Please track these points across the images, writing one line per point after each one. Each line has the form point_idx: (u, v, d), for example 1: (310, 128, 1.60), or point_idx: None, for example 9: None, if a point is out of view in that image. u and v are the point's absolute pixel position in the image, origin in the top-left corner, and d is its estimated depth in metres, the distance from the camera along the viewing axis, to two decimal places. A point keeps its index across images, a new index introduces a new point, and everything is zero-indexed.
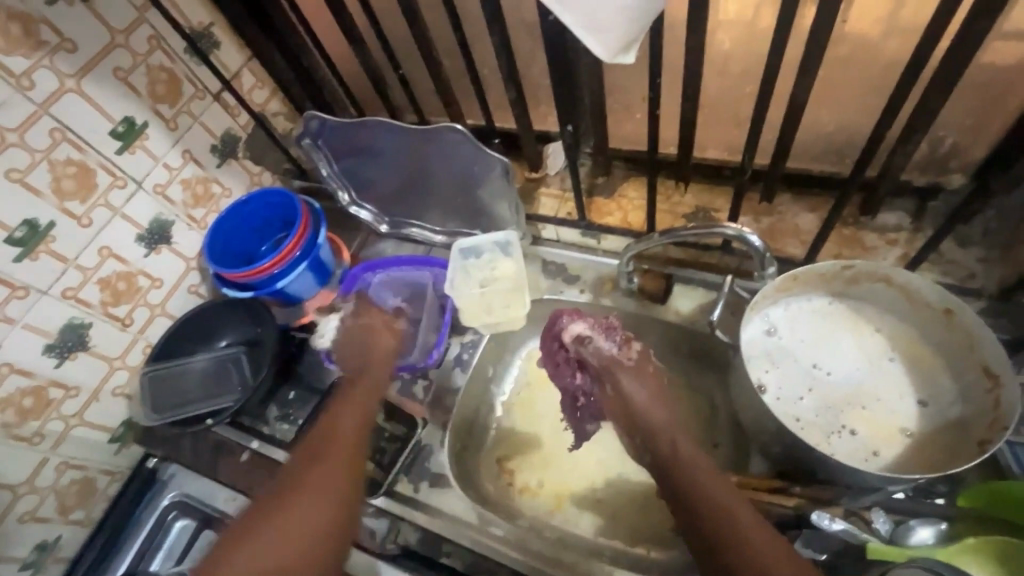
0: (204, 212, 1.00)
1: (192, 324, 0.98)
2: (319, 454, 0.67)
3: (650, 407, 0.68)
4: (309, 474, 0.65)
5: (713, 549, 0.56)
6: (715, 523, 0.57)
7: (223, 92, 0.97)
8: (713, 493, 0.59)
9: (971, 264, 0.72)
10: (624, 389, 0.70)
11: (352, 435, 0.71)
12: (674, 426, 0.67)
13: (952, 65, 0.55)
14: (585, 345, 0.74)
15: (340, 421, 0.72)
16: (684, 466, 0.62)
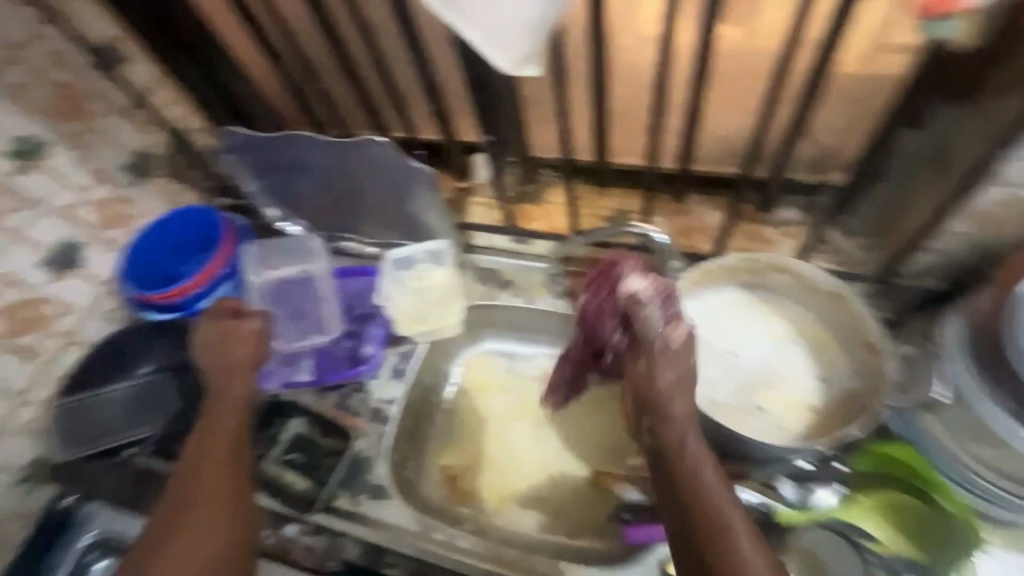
0: (118, 233, 0.96)
1: (110, 350, 0.93)
2: (191, 480, 0.70)
3: (677, 394, 0.61)
4: (190, 506, 0.68)
5: (693, 549, 0.55)
6: (701, 530, 0.55)
7: (135, 108, 0.94)
8: (708, 500, 0.56)
9: (855, 251, 0.81)
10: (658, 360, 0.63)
11: (225, 451, 0.74)
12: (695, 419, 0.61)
13: (815, 75, 0.62)
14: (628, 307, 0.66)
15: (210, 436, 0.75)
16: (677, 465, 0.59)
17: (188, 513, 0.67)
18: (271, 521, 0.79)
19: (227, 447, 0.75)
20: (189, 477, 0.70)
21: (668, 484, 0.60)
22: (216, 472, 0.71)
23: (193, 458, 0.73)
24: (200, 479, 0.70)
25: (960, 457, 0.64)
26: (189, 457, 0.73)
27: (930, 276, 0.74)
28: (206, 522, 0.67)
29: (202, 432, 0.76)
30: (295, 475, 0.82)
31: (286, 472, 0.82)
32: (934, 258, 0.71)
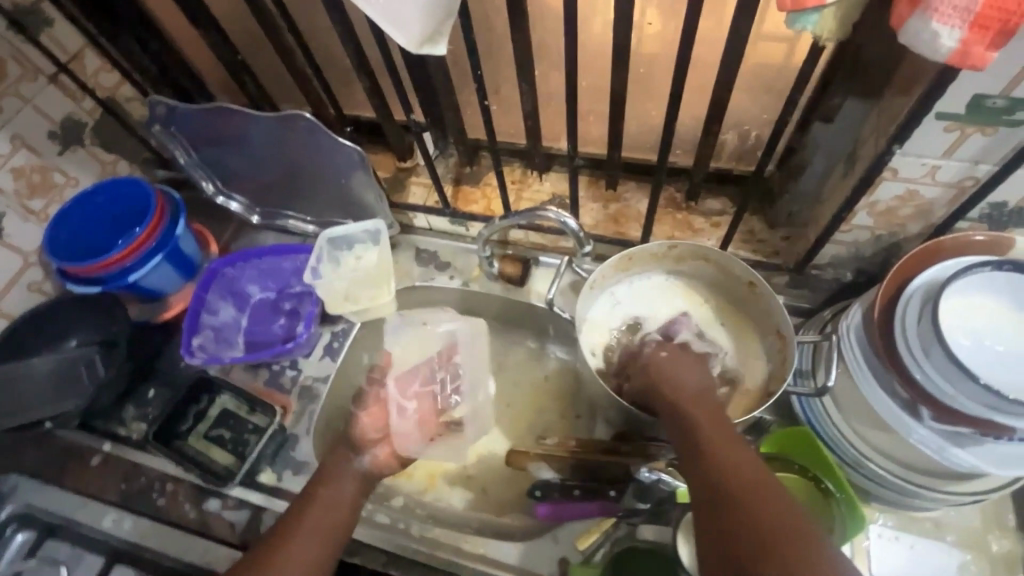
0: (44, 202, 0.93)
1: (32, 322, 0.91)
2: (307, 520, 0.68)
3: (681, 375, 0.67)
4: (305, 534, 0.66)
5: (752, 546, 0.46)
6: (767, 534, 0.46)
7: (61, 74, 0.91)
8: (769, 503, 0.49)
9: (777, 243, 0.82)
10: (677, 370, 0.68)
11: (335, 506, 0.70)
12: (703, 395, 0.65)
13: (730, 67, 0.62)
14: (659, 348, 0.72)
15: (322, 496, 0.70)
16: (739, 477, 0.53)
17: (296, 546, 0.65)
18: (194, 496, 0.81)
19: (348, 504, 0.71)
20: (302, 518, 0.68)
21: (733, 505, 0.50)
22: (333, 522, 0.68)
23: (311, 502, 0.70)
24: (314, 527, 0.67)
25: (856, 443, 0.66)
26: (310, 499, 0.70)
27: (843, 267, 0.75)
28: (303, 562, 0.64)
29: (322, 480, 0.72)
30: (220, 451, 0.82)
31: (211, 447, 0.83)
32: (843, 249, 0.73)
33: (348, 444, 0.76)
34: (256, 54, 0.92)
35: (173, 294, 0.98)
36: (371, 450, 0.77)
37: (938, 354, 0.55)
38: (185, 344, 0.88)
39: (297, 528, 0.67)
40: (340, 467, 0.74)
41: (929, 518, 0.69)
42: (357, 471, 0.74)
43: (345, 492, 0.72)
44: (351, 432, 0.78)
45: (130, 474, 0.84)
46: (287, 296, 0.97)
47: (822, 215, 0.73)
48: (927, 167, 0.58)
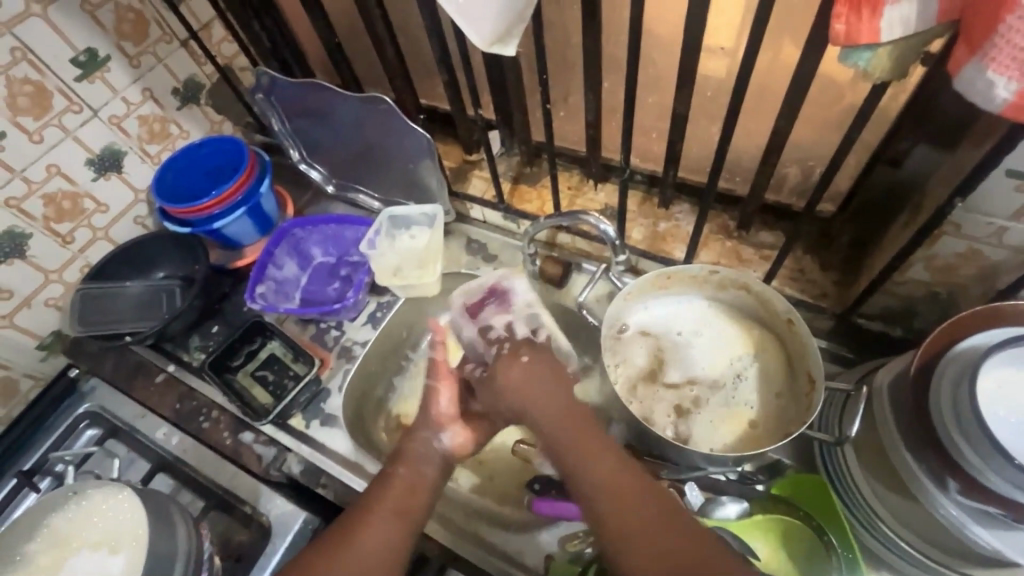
0: (158, 148, 1.06)
1: (131, 250, 1.04)
2: (385, 501, 0.69)
3: (509, 383, 0.73)
4: (382, 520, 0.68)
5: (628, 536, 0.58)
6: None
7: (191, 40, 1.04)
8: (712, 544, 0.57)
9: (827, 285, 0.79)
10: (534, 385, 0.72)
11: (412, 489, 0.71)
12: (542, 394, 0.72)
13: (796, 100, 0.62)
14: (513, 356, 0.75)
15: (406, 475, 0.73)
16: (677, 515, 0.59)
17: (373, 526, 0.67)
18: (233, 425, 0.89)
19: (426, 489, 0.72)
20: (379, 502, 0.69)
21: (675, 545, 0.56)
22: (411, 506, 0.70)
23: (389, 484, 0.72)
24: (393, 510, 0.69)
25: (872, 504, 0.63)
26: (388, 480, 0.72)
27: (892, 321, 0.72)
28: (382, 542, 0.66)
29: (402, 462, 0.74)
30: (261, 391, 0.91)
31: (255, 385, 0.92)
32: (894, 302, 0.70)
33: (424, 423, 0.78)
34: (355, 40, 1.01)
35: (248, 245, 1.09)
36: (450, 431, 0.78)
37: (971, 423, 0.51)
38: (249, 290, 0.97)
39: (376, 509, 0.69)
40: (418, 448, 0.76)
41: None
42: (438, 454, 0.76)
43: (426, 477, 0.73)
44: (426, 413, 0.80)
45: (184, 395, 0.94)
46: (345, 263, 1.05)
47: (877, 263, 0.70)
48: (994, 227, 0.55)
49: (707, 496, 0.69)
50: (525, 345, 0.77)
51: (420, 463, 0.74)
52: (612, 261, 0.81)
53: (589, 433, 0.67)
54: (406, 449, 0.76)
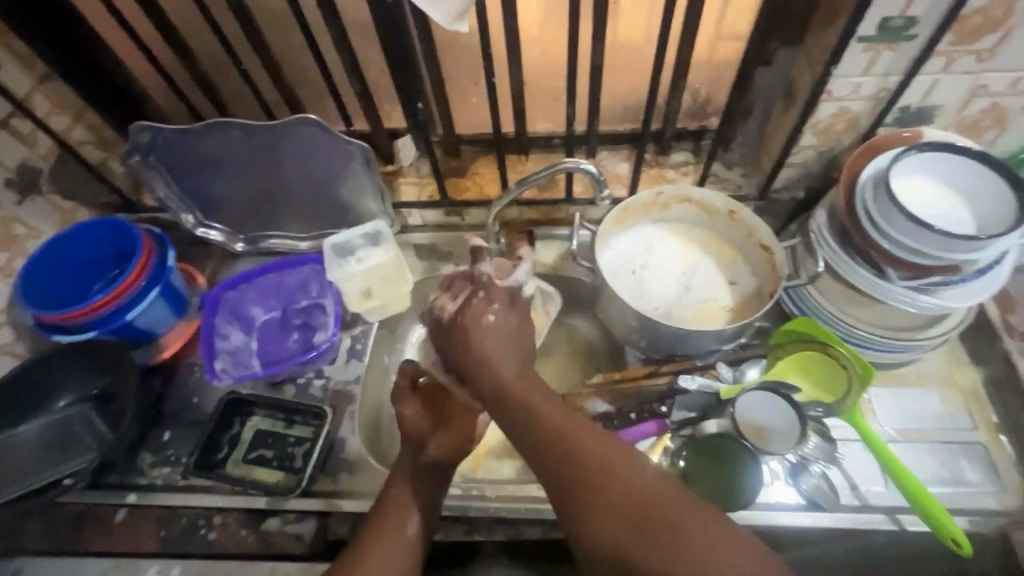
0: (8, 256, 0.88)
1: (18, 388, 0.84)
2: (394, 519, 0.68)
3: (484, 339, 0.66)
4: (383, 538, 0.66)
5: (574, 473, 0.56)
6: (647, 512, 0.52)
7: (13, 117, 0.85)
8: (629, 479, 0.55)
9: (737, 179, 0.96)
10: (504, 343, 0.66)
11: (408, 498, 0.70)
12: (506, 351, 0.66)
13: (692, 25, 0.76)
14: (481, 309, 0.68)
15: (405, 493, 0.70)
16: (594, 467, 0.56)
17: (381, 542, 0.65)
18: (248, 520, 0.77)
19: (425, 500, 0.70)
20: (387, 520, 0.68)
21: (593, 502, 0.54)
22: (424, 521, 0.69)
23: (392, 505, 0.69)
24: (403, 525, 0.67)
25: (847, 320, 0.80)
26: (388, 500, 0.70)
27: (796, 188, 0.91)
28: (394, 555, 0.65)
29: (394, 481, 0.72)
30: (266, 470, 0.80)
31: (255, 469, 0.80)
32: (796, 170, 0.88)
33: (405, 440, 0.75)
34: (230, 79, 0.93)
35: (166, 333, 0.93)
36: (432, 443, 0.74)
37: (899, 218, 0.69)
38: (209, 368, 0.85)
39: (387, 525, 0.67)
40: (408, 464, 0.73)
41: (911, 371, 0.83)
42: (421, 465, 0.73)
43: (418, 489, 0.71)
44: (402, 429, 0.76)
45: (166, 518, 0.78)
46: (296, 310, 0.96)
47: (773, 146, 0.89)
48: (853, 85, 0.74)
49: (733, 368, 0.80)
50: (499, 293, 0.71)
51: (410, 479, 0.72)
52: (599, 199, 0.83)
53: (527, 376, 0.64)
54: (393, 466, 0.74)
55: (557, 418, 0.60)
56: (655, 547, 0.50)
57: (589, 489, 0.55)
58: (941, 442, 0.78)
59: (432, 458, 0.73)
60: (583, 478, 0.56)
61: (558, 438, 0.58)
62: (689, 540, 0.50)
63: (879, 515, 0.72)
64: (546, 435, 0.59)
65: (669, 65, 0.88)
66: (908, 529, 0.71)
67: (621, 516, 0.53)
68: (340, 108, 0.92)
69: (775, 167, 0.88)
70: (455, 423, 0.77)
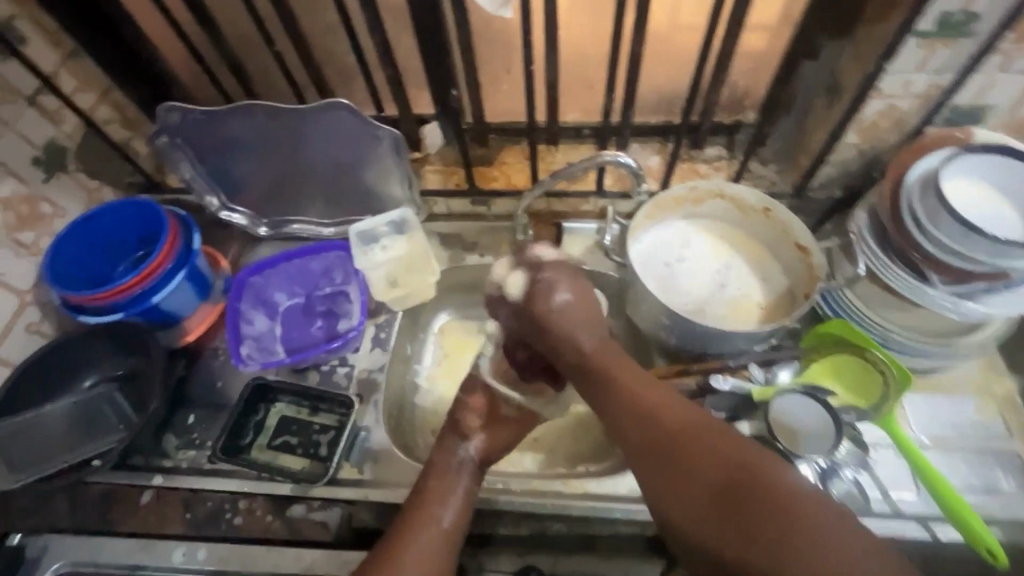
0: (34, 235, 0.86)
1: (45, 367, 0.84)
2: (431, 512, 0.68)
3: (561, 314, 0.72)
4: (419, 528, 0.66)
5: (654, 434, 0.61)
6: (731, 482, 0.55)
7: (40, 94, 0.84)
8: (707, 440, 0.59)
9: (772, 176, 0.94)
10: (572, 319, 0.72)
11: (449, 493, 0.70)
12: (585, 324, 0.72)
13: (738, 16, 0.74)
14: (550, 290, 0.73)
15: (444, 487, 0.70)
16: (674, 428, 0.61)
17: (419, 537, 0.65)
18: (275, 506, 0.77)
19: (462, 495, 0.70)
20: (423, 515, 0.67)
21: (672, 457, 0.59)
22: (459, 514, 0.69)
23: (427, 499, 0.69)
24: (439, 518, 0.67)
25: (885, 324, 0.78)
26: (426, 494, 0.70)
27: (833, 187, 0.89)
28: (433, 547, 0.65)
29: (433, 475, 0.72)
30: (291, 457, 0.80)
31: (281, 455, 0.80)
32: (835, 169, 0.86)
33: (454, 436, 0.76)
34: (258, 59, 0.91)
35: (191, 316, 0.92)
36: (476, 438, 0.76)
37: (949, 223, 0.67)
38: (234, 353, 0.85)
39: (426, 520, 0.67)
40: (446, 460, 0.74)
41: (946, 378, 0.82)
42: (465, 460, 0.74)
43: (456, 483, 0.71)
44: (454, 422, 0.78)
45: (192, 502, 0.78)
46: (321, 297, 0.96)
47: (813, 143, 0.86)
48: (904, 82, 0.72)
49: (765, 369, 0.79)
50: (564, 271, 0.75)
51: (449, 476, 0.72)
52: (636, 191, 0.84)
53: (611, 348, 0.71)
54: (432, 461, 0.74)
55: (644, 390, 0.65)
56: (739, 515, 0.54)
57: (673, 459, 0.59)
58: (973, 450, 0.77)
59: (476, 456, 0.75)
60: (664, 436, 0.60)
61: (641, 402, 0.64)
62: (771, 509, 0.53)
63: (912, 523, 0.71)
64: (629, 399, 0.65)
65: (710, 56, 0.86)
66: (940, 538, 0.70)
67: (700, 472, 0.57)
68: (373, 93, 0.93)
69: (814, 165, 0.86)
70: (506, 423, 0.79)
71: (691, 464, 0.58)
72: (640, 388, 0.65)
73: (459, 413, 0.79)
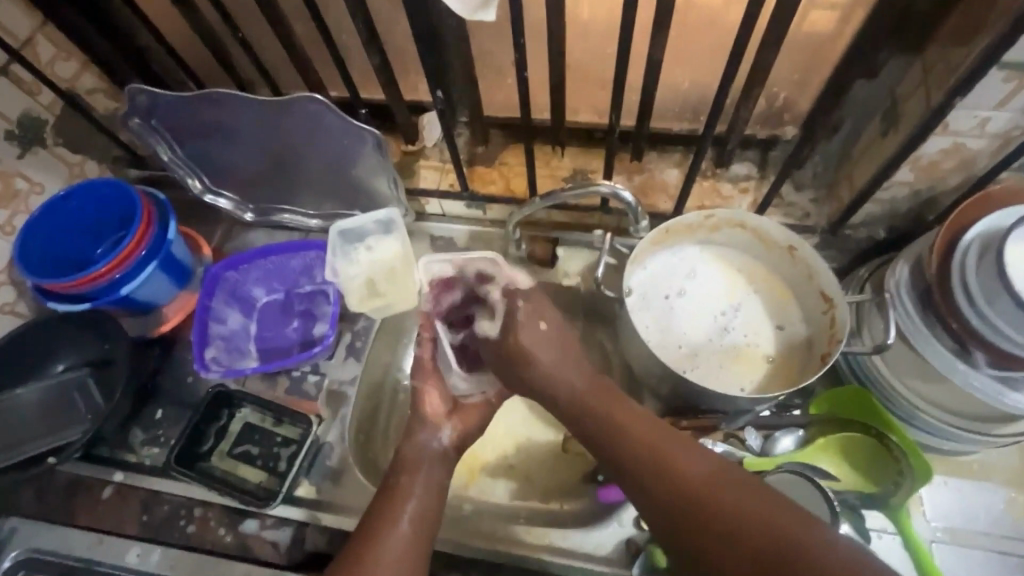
0: (8, 213, 0.84)
1: (17, 349, 0.83)
2: (400, 508, 0.61)
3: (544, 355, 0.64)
4: (393, 526, 0.59)
5: (667, 494, 0.54)
6: (770, 530, 0.48)
7: (13, 65, 0.80)
8: (733, 497, 0.51)
9: (805, 205, 0.82)
10: (555, 351, 0.65)
11: (428, 493, 0.63)
12: (563, 360, 0.65)
13: (781, 22, 0.61)
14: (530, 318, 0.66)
15: (414, 486, 0.63)
16: (689, 483, 0.53)
17: (387, 541, 0.58)
18: (228, 519, 0.76)
19: (437, 492, 0.64)
20: (390, 515, 0.60)
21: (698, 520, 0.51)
22: (427, 508, 0.62)
23: (395, 497, 0.62)
24: (408, 514, 0.60)
25: (909, 398, 0.68)
26: (393, 495, 0.62)
27: (876, 226, 0.76)
28: (404, 553, 0.58)
29: (404, 472, 0.64)
30: (250, 469, 0.78)
31: (239, 465, 0.78)
32: (879, 208, 0.73)
33: (420, 424, 0.68)
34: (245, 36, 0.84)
35: (167, 305, 0.89)
36: (447, 426, 0.68)
37: (1006, 304, 0.57)
38: (199, 358, 0.82)
39: (395, 516, 0.60)
40: (416, 453, 0.66)
41: (973, 461, 0.72)
42: (425, 452, 0.66)
43: (428, 479, 0.64)
44: (418, 411, 0.70)
45: (149, 503, 0.78)
46: (299, 296, 0.91)
47: (856, 176, 0.74)
48: (978, 119, 0.59)
49: (763, 434, 0.71)
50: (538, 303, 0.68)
51: (425, 472, 0.65)
52: (633, 229, 0.74)
53: (595, 377, 0.64)
54: (403, 457, 0.66)
55: (648, 437, 0.57)
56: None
57: (705, 512, 0.51)
58: (994, 551, 0.67)
59: (445, 448, 0.67)
60: (682, 499, 0.53)
61: (645, 450, 0.56)
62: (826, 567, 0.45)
63: None
64: (630, 446, 0.57)
65: (745, 62, 0.74)
66: None
67: (733, 534, 0.49)
68: (349, 84, 0.82)
69: (853, 201, 0.74)
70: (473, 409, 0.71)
71: (724, 517, 0.50)
72: (640, 432, 0.57)
73: (421, 396, 0.70)
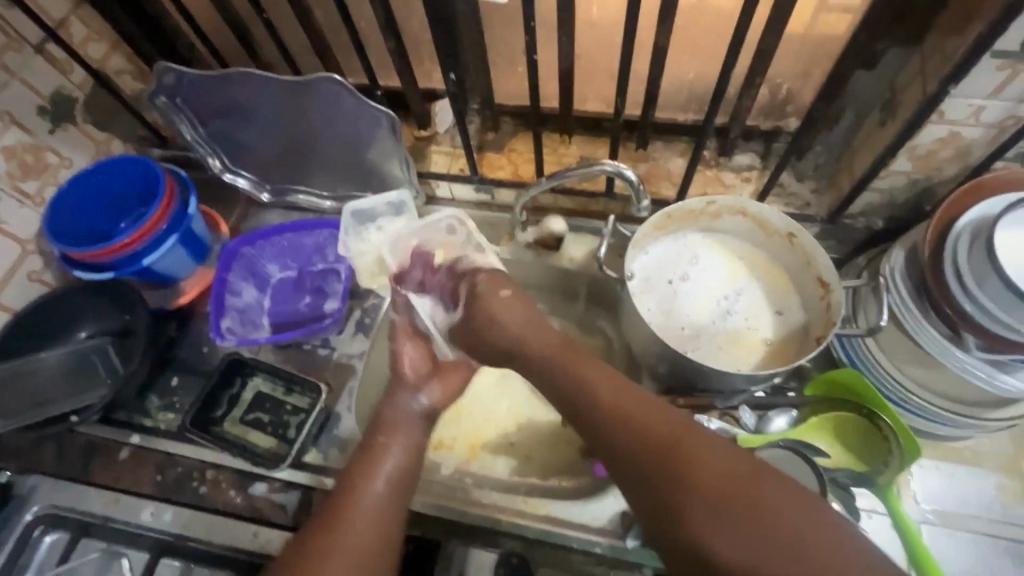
0: (38, 185, 0.87)
1: (44, 315, 0.86)
2: (376, 466, 0.63)
3: (519, 320, 0.68)
4: (369, 483, 0.61)
5: (634, 447, 0.53)
6: (734, 492, 0.47)
7: (48, 44, 0.84)
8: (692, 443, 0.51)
9: (806, 195, 0.84)
10: (516, 321, 0.68)
11: (406, 453, 0.65)
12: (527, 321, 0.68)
13: (784, 11, 0.63)
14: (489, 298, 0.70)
15: (389, 448, 0.65)
16: (654, 433, 0.52)
17: (364, 497, 0.60)
18: (238, 482, 0.78)
19: (417, 450, 0.66)
20: (365, 473, 0.62)
21: (665, 472, 0.50)
22: (406, 470, 0.64)
23: (372, 455, 0.64)
24: (384, 472, 0.63)
25: (901, 381, 0.70)
26: (373, 452, 0.64)
27: (874, 216, 0.78)
28: (374, 513, 0.59)
29: (383, 431, 0.66)
30: (260, 435, 0.81)
31: (251, 432, 0.81)
32: (878, 197, 0.75)
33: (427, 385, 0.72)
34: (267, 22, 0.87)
35: (185, 278, 0.93)
36: (439, 393, 0.72)
37: (994, 286, 0.59)
38: (215, 327, 0.86)
39: (372, 474, 0.62)
40: (397, 413, 0.68)
41: (966, 447, 0.74)
42: (415, 410, 0.70)
43: (411, 440, 0.66)
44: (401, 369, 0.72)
45: (164, 465, 0.81)
46: (312, 272, 0.95)
47: (854, 166, 0.76)
48: (972, 108, 0.61)
49: (758, 413, 0.73)
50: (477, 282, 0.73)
51: (409, 433, 0.67)
52: (635, 209, 0.75)
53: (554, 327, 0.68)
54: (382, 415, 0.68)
55: (610, 393, 0.57)
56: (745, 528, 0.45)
57: (661, 479, 0.50)
58: (983, 533, 0.69)
59: (431, 407, 0.70)
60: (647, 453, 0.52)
61: (609, 400, 0.57)
62: (775, 515, 0.45)
63: None
64: (594, 395, 0.58)
65: (747, 53, 0.76)
66: None
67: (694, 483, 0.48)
68: (367, 68, 0.85)
69: (852, 192, 0.75)
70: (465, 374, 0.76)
71: (693, 479, 0.48)
72: (607, 385, 0.58)
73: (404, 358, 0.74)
